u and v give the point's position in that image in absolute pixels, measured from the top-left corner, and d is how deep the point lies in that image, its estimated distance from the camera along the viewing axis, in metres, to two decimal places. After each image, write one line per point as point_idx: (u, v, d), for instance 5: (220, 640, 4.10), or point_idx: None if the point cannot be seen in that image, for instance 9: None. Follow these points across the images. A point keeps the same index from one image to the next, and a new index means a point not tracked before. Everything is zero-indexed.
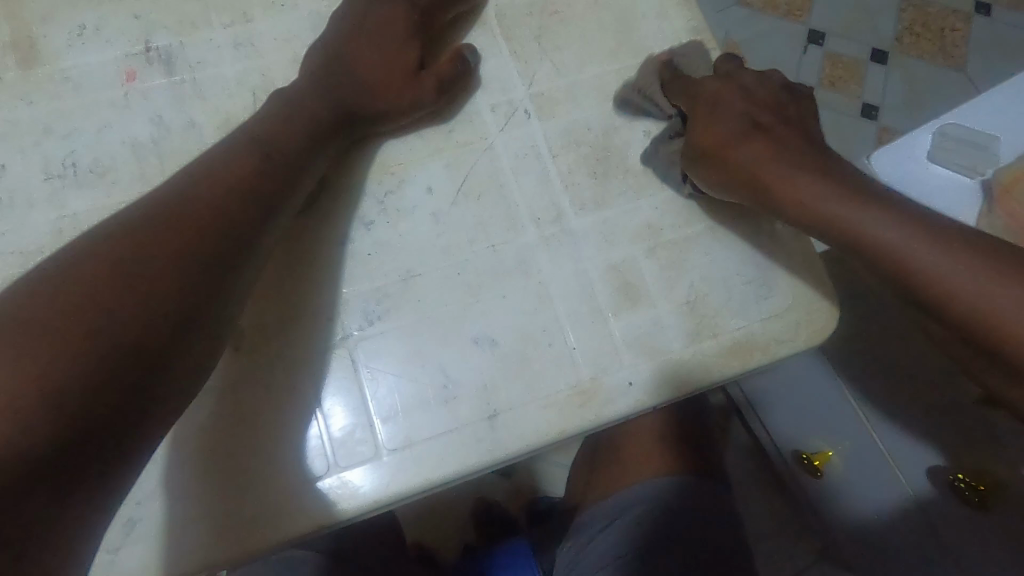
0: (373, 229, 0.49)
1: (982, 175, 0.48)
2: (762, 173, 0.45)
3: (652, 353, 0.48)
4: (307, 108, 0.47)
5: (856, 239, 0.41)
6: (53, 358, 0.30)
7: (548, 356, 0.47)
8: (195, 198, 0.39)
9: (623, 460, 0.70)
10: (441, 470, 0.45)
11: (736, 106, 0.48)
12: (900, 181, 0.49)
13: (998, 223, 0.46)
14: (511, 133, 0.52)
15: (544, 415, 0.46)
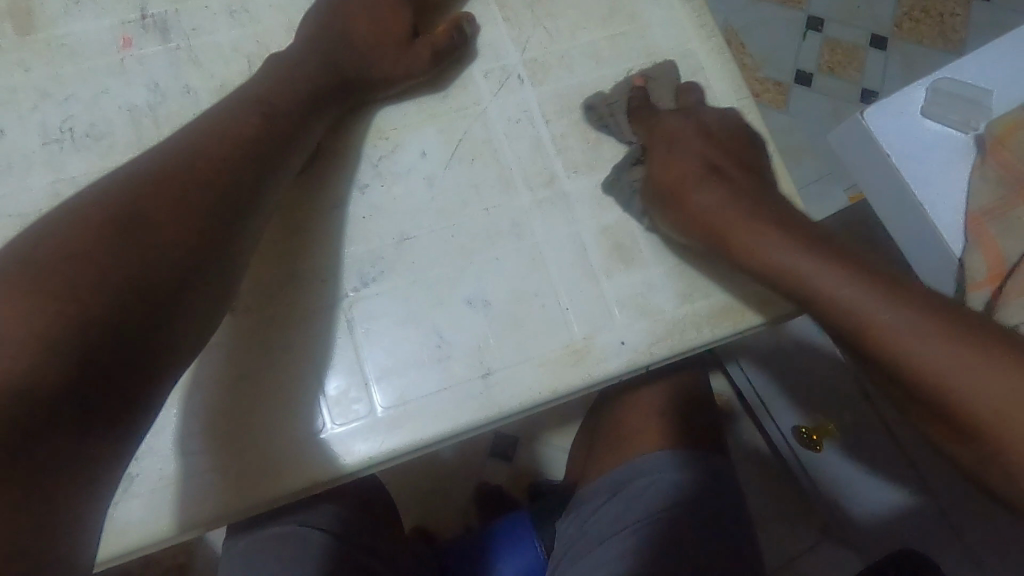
0: (368, 193, 0.49)
1: (974, 130, 0.46)
2: (719, 224, 0.43)
3: (643, 313, 0.48)
4: (302, 71, 0.47)
5: (825, 304, 0.39)
6: (65, 294, 0.30)
7: (542, 317, 0.48)
8: (182, 167, 0.38)
9: (623, 433, 0.70)
10: (435, 428, 0.46)
11: (695, 141, 0.47)
12: (897, 144, 0.46)
13: (991, 174, 0.44)
14: (505, 99, 0.52)
15: (537, 374, 0.47)
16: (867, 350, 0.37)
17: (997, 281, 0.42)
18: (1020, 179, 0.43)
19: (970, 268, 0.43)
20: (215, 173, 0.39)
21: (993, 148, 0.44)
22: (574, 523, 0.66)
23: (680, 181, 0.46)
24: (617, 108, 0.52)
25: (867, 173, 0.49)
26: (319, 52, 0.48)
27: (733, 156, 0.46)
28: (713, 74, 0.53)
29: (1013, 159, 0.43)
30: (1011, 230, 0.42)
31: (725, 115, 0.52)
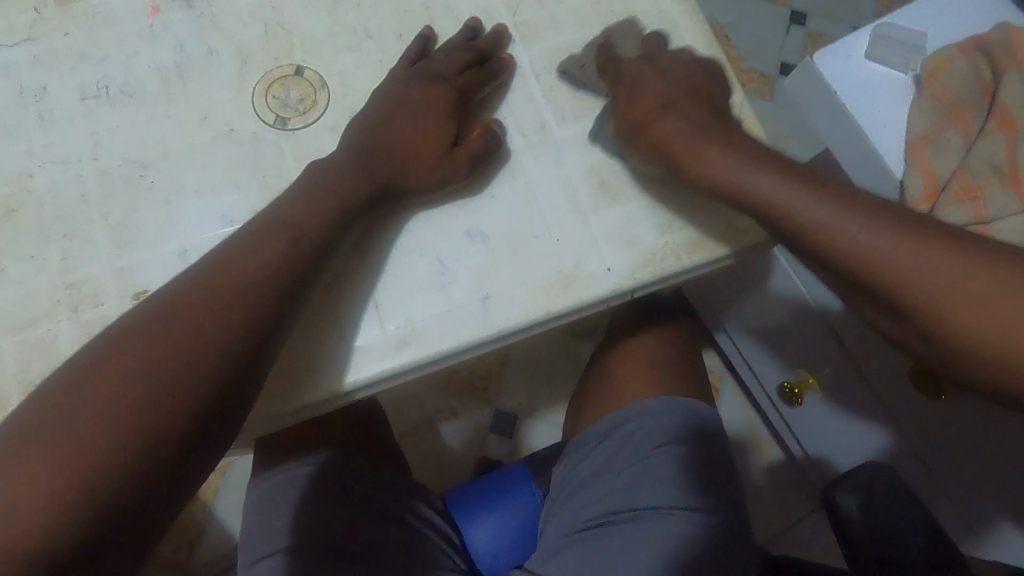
0: None
1: (913, 69, 0.48)
2: (677, 146, 0.48)
3: (627, 244, 0.53)
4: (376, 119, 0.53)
5: (783, 215, 0.43)
6: (90, 440, 0.36)
7: (536, 247, 0.53)
8: (284, 220, 0.46)
9: (616, 385, 0.78)
10: (439, 345, 0.51)
11: (683, 97, 0.51)
12: (841, 83, 0.49)
13: (925, 105, 0.45)
14: (499, 56, 0.57)
15: (531, 297, 0.52)
16: (814, 252, 0.42)
17: (933, 198, 0.44)
18: (947, 106, 0.45)
19: (907, 188, 0.44)
20: (303, 232, 0.46)
21: (927, 81, 0.45)
22: (569, 462, 0.74)
23: (645, 114, 0.51)
24: (601, 64, 0.57)
25: (826, 123, 0.51)
26: (374, 143, 0.52)
27: (686, 91, 0.51)
28: (688, 32, 0.58)
29: (942, 90, 0.45)
30: (939, 152, 0.44)
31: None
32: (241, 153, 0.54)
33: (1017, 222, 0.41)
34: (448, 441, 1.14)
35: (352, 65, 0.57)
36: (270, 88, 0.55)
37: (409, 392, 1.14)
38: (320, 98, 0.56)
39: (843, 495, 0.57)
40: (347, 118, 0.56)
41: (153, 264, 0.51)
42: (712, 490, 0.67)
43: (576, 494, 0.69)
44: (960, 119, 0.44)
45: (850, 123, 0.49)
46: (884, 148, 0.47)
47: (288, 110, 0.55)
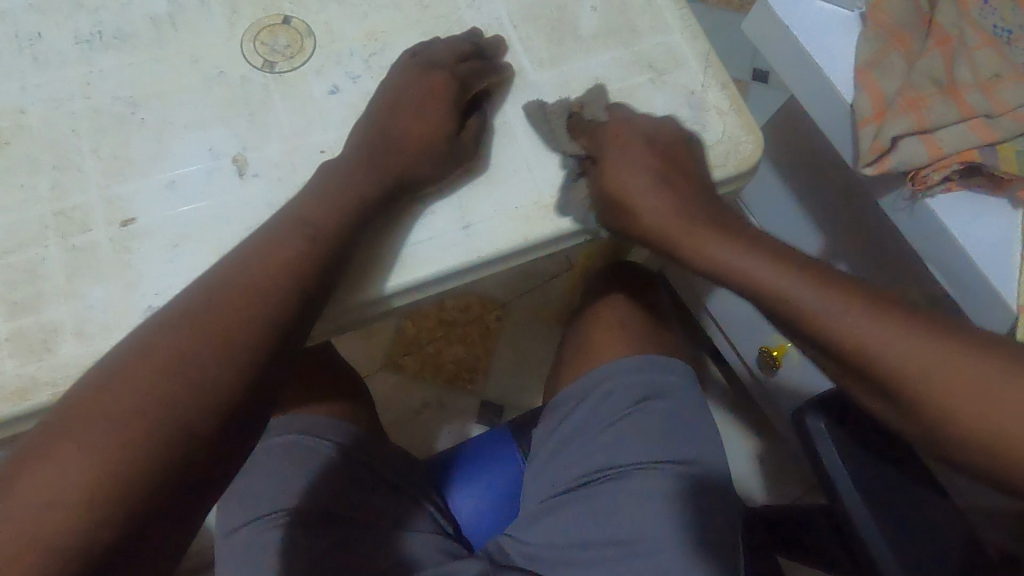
0: (360, 82, 0.58)
1: (859, 8, 0.52)
2: (671, 229, 0.52)
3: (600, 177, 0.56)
4: (376, 113, 0.55)
5: (779, 304, 0.46)
6: (126, 433, 0.37)
7: (517, 179, 0.55)
8: (298, 223, 0.48)
9: (589, 339, 0.77)
10: (427, 269, 0.52)
11: (644, 154, 0.55)
12: (793, 19, 0.53)
13: (868, 34, 0.50)
14: (478, 9, 0.60)
15: (512, 225, 0.54)
16: (855, 367, 0.43)
17: (881, 116, 0.48)
18: (889, 32, 0.49)
19: (858, 109, 0.49)
20: (318, 241, 0.47)
21: (871, 13, 0.50)
22: (548, 422, 0.72)
23: (626, 190, 0.54)
24: (575, 17, 0.61)
25: (784, 59, 0.55)
26: (384, 132, 0.54)
27: (662, 153, 0.55)
28: None
29: (883, 18, 0.49)
30: (886, 74, 0.49)
31: (668, 22, 0.61)
32: (231, 93, 0.56)
33: (957, 129, 0.46)
34: (435, 432, 1.14)
35: (339, 13, 0.59)
36: (258, 35, 0.58)
37: (396, 382, 1.15)
38: (307, 45, 0.58)
39: (815, 420, 0.56)
40: (334, 63, 0.58)
41: (142, 195, 0.52)
42: (698, 440, 0.66)
43: (555, 459, 0.68)
44: (902, 43, 0.49)
45: (803, 57, 0.53)
46: (835, 77, 0.52)
47: (276, 55, 0.57)
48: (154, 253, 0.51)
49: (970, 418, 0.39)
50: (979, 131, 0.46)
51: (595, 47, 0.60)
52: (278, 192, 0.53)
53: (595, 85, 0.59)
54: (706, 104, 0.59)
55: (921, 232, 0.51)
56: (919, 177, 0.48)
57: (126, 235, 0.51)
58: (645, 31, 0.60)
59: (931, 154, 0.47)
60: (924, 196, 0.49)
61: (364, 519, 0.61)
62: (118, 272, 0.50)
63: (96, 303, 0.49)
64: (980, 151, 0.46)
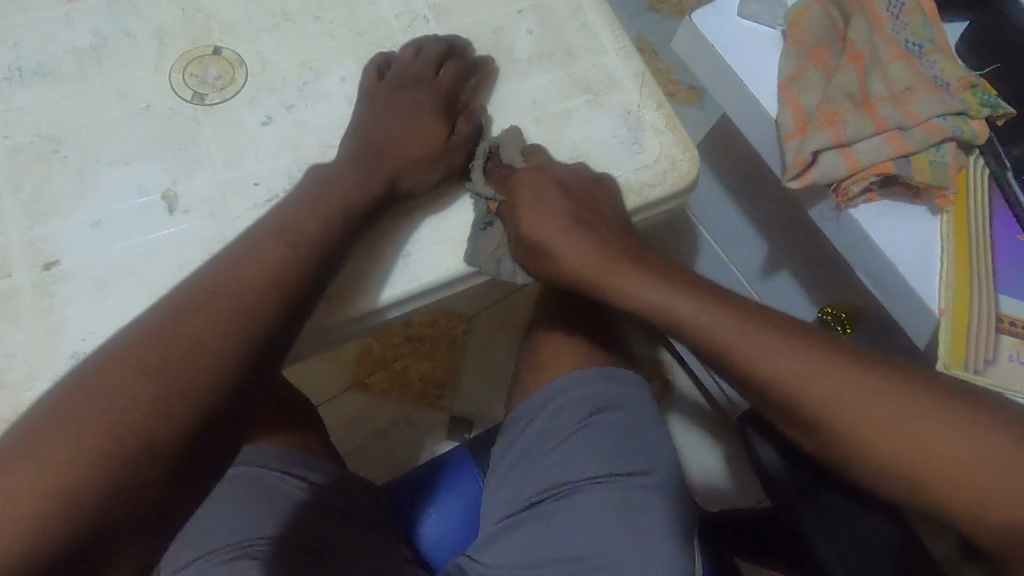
0: (294, 110, 0.56)
1: (780, 26, 0.54)
2: (593, 271, 0.50)
3: None
4: (363, 121, 0.55)
5: (711, 348, 0.46)
6: (116, 426, 0.36)
7: (456, 206, 0.55)
8: (283, 228, 0.47)
9: (545, 355, 0.76)
10: (372, 300, 0.52)
11: (553, 195, 0.53)
12: (718, 38, 0.54)
13: (790, 51, 0.52)
14: (415, 34, 0.60)
15: (452, 251, 0.54)
16: (791, 407, 0.44)
17: (803, 130, 0.50)
18: (808, 49, 0.52)
19: (782, 124, 0.50)
20: (293, 262, 0.46)
21: (791, 31, 0.52)
22: (505, 439, 0.70)
23: (541, 233, 0.52)
24: (512, 40, 0.61)
25: (712, 77, 0.56)
26: (374, 136, 0.54)
27: (586, 203, 0.52)
28: (588, 8, 0.62)
29: (802, 36, 0.51)
30: (806, 88, 0.51)
31: (603, 43, 0.62)
32: (159, 127, 0.54)
33: (873, 142, 0.48)
34: (403, 453, 1.12)
35: (272, 42, 0.58)
36: (188, 66, 0.56)
37: (361, 403, 1.13)
38: (238, 75, 0.57)
39: (754, 425, 0.58)
40: (266, 93, 0.57)
41: (66, 236, 0.51)
42: (654, 449, 0.66)
43: (513, 476, 0.67)
44: (819, 59, 0.51)
45: (729, 76, 0.54)
46: (760, 93, 0.53)
47: (206, 87, 0.56)
48: (81, 296, 0.49)
49: (889, 451, 0.41)
50: (893, 143, 0.48)
51: (531, 70, 0.60)
52: (209, 227, 0.52)
53: (532, 107, 0.59)
54: (643, 123, 0.59)
55: (848, 240, 0.52)
56: (841, 190, 0.50)
57: (49, 279, 0.49)
58: (580, 52, 0.61)
59: (849, 166, 0.48)
60: (847, 206, 0.51)
61: (317, 548, 0.58)
62: (42, 317, 0.48)
63: (19, 348, 0.48)
64: (894, 163, 0.48)
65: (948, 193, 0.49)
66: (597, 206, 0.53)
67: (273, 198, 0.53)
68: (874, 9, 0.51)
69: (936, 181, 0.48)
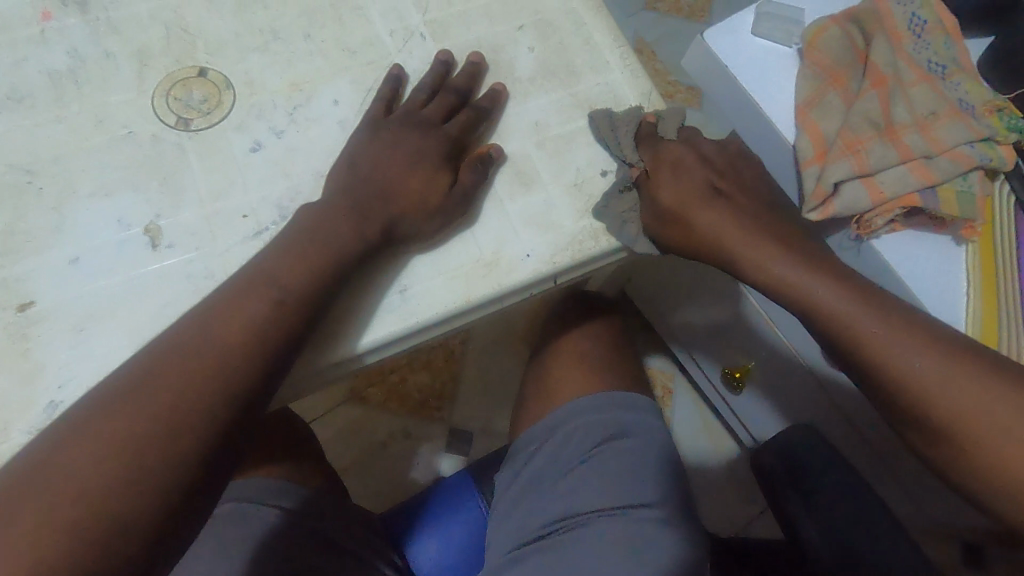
0: (284, 137, 0.53)
1: (796, 44, 0.52)
2: (722, 236, 0.49)
3: (544, 229, 0.53)
4: (360, 158, 0.51)
5: (828, 319, 0.45)
6: (80, 502, 0.35)
7: (455, 237, 0.52)
8: (269, 274, 0.44)
9: (551, 378, 0.74)
10: (373, 336, 0.49)
11: (699, 170, 0.52)
12: (731, 58, 0.52)
13: (806, 73, 0.49)
14: (410, 53, 0.57)
15: (450, 286, 0.51)
16: (894, 393, 0.43)
17: (822, 158, 0.47)
18: (826, 71, 0.49)
19: (800, 152, 0.48)
20: (268, 319, 0.43)
21: (808, 50, 0.49)
22: (512, 467, 0.68)
23: (685, 200, 0.50)
24: (511, 57, 0.58)
25: (727, 99, 0.54)
26: (370, 183, 0.50)
27: (727, 176, 0.52)
28: (590, 24, 0.60)
29: (820, 56, 0.49)
30: (826, 113, 0.48)
31: (607, 60, 0.59)
32: (140, 154, 0.51)
33: (897, 172, 0.46)
34: (402, 466, 1.09)
35: (260, 62, 0.55)
36: (172, 89, 0.53)
37: (357, 417, 1.10)
38: (224, 98, 0.54)
39: None
40: (255, 118, 0.54)
41: (42, 274, 0.48)
42: (666, 482, 0.64)
43: (518, 506, 0.65)
44: (839, 82, 0.49)
45: (744, 99, 0.52)
46: (776, 118, 0.51)
47: (190, 111, 0.53)
48: (58, 339, 0.46)
49: (993, 445, 0.40)
50: (918, 174, 0.46)
51: (533, 90, 0.57)
52: (195, 262, 0.49)
53: (534, 129, 0.56)
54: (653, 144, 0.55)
55: (871, 273, 0.50)
56: (864, 222, 0.47)
57: (24, 321, 0.47)
58: (583, 71, 0.58)
59: (874, 198, 0.46)
60: (869, 236, 0.49)
61: None
62: (16, 362, 0.45)
63: None
64: (921, 195, 0.45)
65: (977, 225, 0.46)
66: (736, 177, 0.52)
67: (261, 229, 0.51)
68: (894, 29, 0.49)
69: (964, 214, 0.46)
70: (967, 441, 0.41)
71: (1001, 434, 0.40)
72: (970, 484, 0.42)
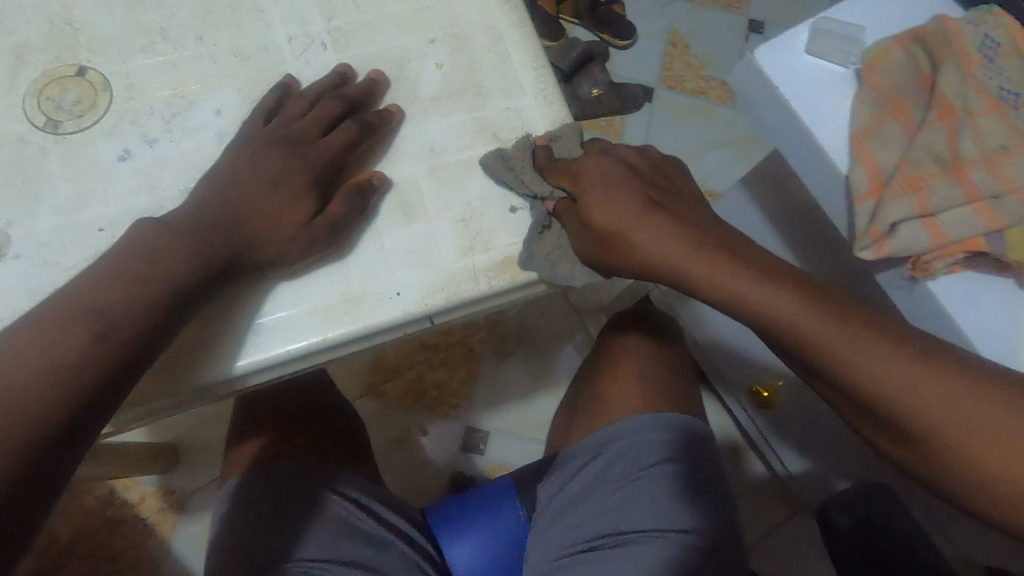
0: (156, 145, 0.43)
1: (855, 65, 0.45)
2: (671, 256, 0.40)
3: (422, 263, 0.43)
4: (218, 168, 0.43)
5: (812, 353, 0.38)
6: None
7: (324, 266, 0.42)
8: (132, 258, 0.37)
9: (597, 396, 0.62)
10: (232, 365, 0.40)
11: (632, 183, 0.42)
12: (781, 79, 0.45)
13: (865, 100, 0.43)
14: (311, 66, 0.46)
15: (310, 321, 0.41)
16: (865, 402, 0.38)
17: (878, 192, 0.41)
18: (887, 99, 0.42)
19: (852, 183, 0.41)
20: (113, 326, 0.35)
21: (867, 75, 0.43)
22: (550, 482, 0.58)
23: (620, 221, 0.41)
24: (417, 73, 0.47)
25: (772, 126, 0.47)
26: (235, 199, 0.42)
27: (655, 183, 0.43)
28: (534, 35, 0.49)
29: (882, 82, 0.42)
30: (884, 144, 0.41)
31: (518, 82, 0.47)
32: (0, 161, 0.42)
33: (960, 214, 0.39)
34: (414, 463, 0.91)
35: (149, 61, 0.44)
36: (45, 87, 0.43)
37: (369, 413, 0.92)
38: (101, 99, 0.43)
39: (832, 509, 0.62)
40: (128, 123, 0.43)
41: None
42: (709, 500, 0.55)
43: (560, 522, 0.55)
44: (900, 110, 0.42)
45: (794, 122, 0.45)
46: (829, 147, 0.44)
47: (60, 112, 0.42)
48: None
49: (983, 443, 0.35)
50: (986, 217, 0.38)
51: (467, 104, 0.47)
52: (41, 277, 0.40)
53: (427, 155, 0.45)
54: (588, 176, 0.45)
55: (925, 317, 0.43)
56: (919, 264, 0.41)
57: None
58: (493, 92, 0.47)
59: (933, 241, 0.39)
60: (925, 279, 0.41)
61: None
62: None
63: None
64: (986, 239, 0.39)
65: None
66: (665, 185, 0.43)
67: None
68: (964, 52, 0.42)
69: None
70: (974, 478, 0.35)
71: (1015, 475, 0.34)
72: (991, 516, 0.36)
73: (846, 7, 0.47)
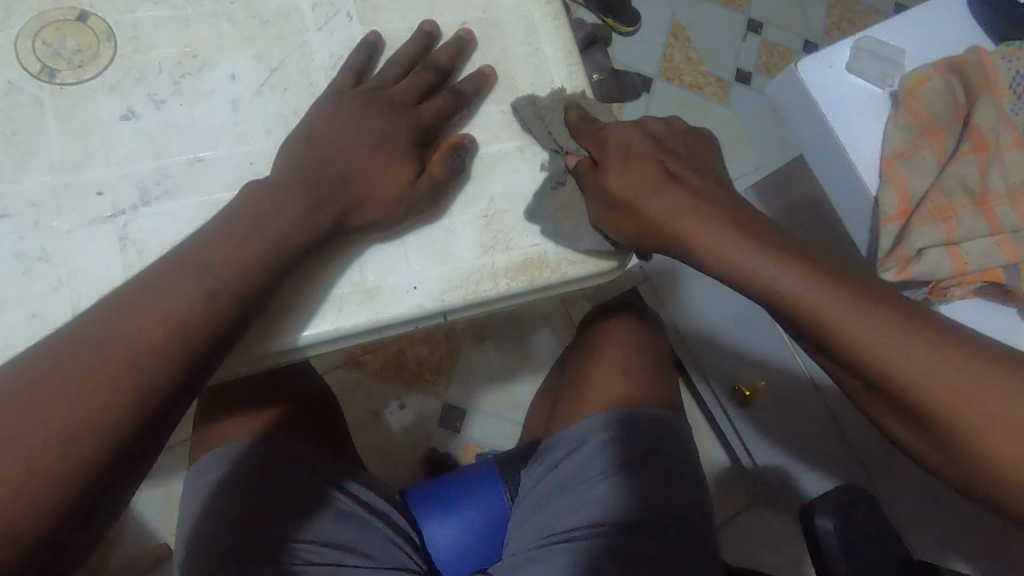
0: (163, 108, 0.40)
1: (891, 85, 0.47)
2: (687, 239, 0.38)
3: (439, 257, 0.42)
4: (297, 134, 0.40)
5: (815, 330, 0.36)
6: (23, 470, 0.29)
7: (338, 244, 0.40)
8: (249, 218, 0.36)
9: (582, 385, 0.61)
10: None
11: (647, 149, 0.41)
12: (820, 94, 0.48)
13: (901, 122, 0.45)
14: (332, 34, 0.43)
15: (311, 295, 0.40)
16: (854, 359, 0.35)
17: (906, 216, 0.42)
18: (924, 126, 0.44)
19: (881, 205, 0.43)
20: (224, 282, 0.35)
21: (905, 101, 0.45)
22: (537, 468, 0.57)
23: (630, 189, 0.40)
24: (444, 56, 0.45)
25: (805, 132, 0.49)
26: (322, 161, 0.39)
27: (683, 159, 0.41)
28: (565, 26, 0.47)
29: (919, 108, 0.44)
30: (915, 169, 0.43)
31: (552, 80, 0.46)
32: None
33: (984, 244, 0.41)
34: (395, 438, 0.90)
35: (155, 14, 0.41)
36: (39, 32, 0.39)
37: (350, 387, 0.90)
38: (104, 51, 0.40)
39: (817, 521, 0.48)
40: (133, 81, 0.40)
41: None
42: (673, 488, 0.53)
43: (541, 509, 0.54)
44: (935, 139, 0.43)
45: (828, 139, 0.47)
46: (859, 163, 0.46)
47: (58, 61, 0.39)
48: None
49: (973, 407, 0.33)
50: (1007, 249, 0.40)
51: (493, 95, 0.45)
52: (28, 240, 0.37)
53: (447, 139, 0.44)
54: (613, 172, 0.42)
55: None
56: (938, 289, 0.43)
57: None
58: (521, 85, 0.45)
59: (955, 269, 0.41)
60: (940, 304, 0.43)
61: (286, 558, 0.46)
62: None
63: None
64: (1004, 271, 0.41)
65: None
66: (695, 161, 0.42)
67: (127, 237, 0.38)
68: (996, 86, 0.43)
69: None
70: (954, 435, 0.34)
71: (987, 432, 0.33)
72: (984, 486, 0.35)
73: (882, 29, 0.49)
